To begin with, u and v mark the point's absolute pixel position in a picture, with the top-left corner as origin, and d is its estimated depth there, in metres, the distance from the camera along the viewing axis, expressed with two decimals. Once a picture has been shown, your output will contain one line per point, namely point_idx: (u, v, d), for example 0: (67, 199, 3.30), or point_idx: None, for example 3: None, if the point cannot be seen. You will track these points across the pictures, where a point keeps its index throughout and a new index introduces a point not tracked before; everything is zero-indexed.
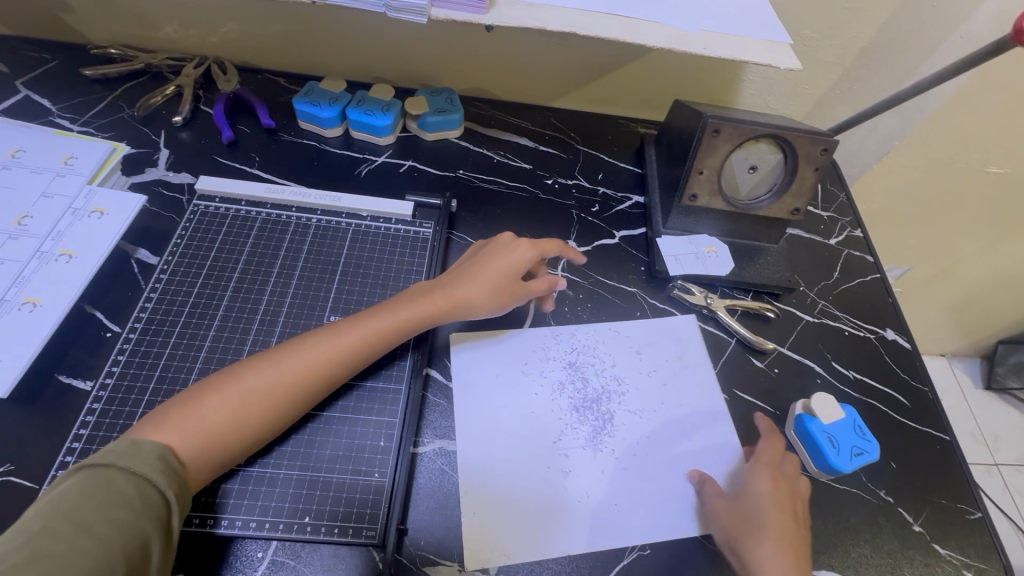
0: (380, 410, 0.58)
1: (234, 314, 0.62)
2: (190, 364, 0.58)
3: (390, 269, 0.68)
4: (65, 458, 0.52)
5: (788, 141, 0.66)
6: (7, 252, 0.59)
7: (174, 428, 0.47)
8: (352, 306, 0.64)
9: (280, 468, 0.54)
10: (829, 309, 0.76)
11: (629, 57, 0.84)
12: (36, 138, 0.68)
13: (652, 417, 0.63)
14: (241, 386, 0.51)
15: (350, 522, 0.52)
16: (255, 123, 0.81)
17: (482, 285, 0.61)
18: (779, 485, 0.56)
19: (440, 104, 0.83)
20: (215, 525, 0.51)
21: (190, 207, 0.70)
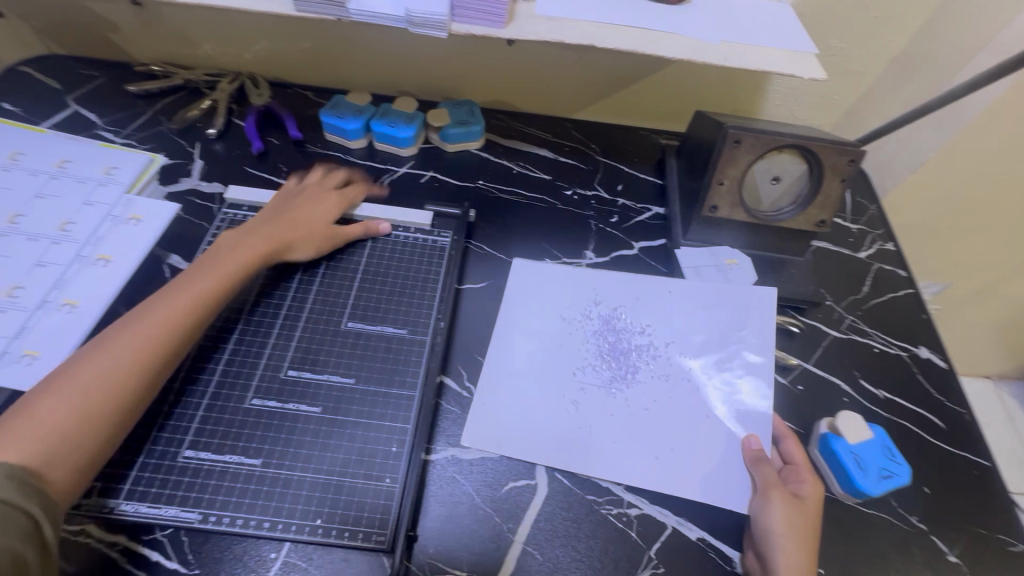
0: (394, 415, 0.59)
1: (255, 318, 0.64)
2: (211, 367, 0.60)
3: (408, 276, 0.69)
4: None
5: (813, 151, 0.65)
6: (50, 256, 0.62)
7: (14, 441, 0.46)
8: (370, 314, 0.66)
9: (295, 470, 0.55)
10: (857, 325, 0.73)
11: (650, 68, 0.84)
12: (82, 150, 0.72)
13: (680, 381, 0.63)
14: (78, 382, 0.50)
15: (360, 525, 0.52)
16: (284, 135, 0.84)
17: (265, 223, 0.67)
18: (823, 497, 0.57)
19: (462, 115, 0.84)
20: (229, 523, 0.52)
21: (219, 214, 0.73)
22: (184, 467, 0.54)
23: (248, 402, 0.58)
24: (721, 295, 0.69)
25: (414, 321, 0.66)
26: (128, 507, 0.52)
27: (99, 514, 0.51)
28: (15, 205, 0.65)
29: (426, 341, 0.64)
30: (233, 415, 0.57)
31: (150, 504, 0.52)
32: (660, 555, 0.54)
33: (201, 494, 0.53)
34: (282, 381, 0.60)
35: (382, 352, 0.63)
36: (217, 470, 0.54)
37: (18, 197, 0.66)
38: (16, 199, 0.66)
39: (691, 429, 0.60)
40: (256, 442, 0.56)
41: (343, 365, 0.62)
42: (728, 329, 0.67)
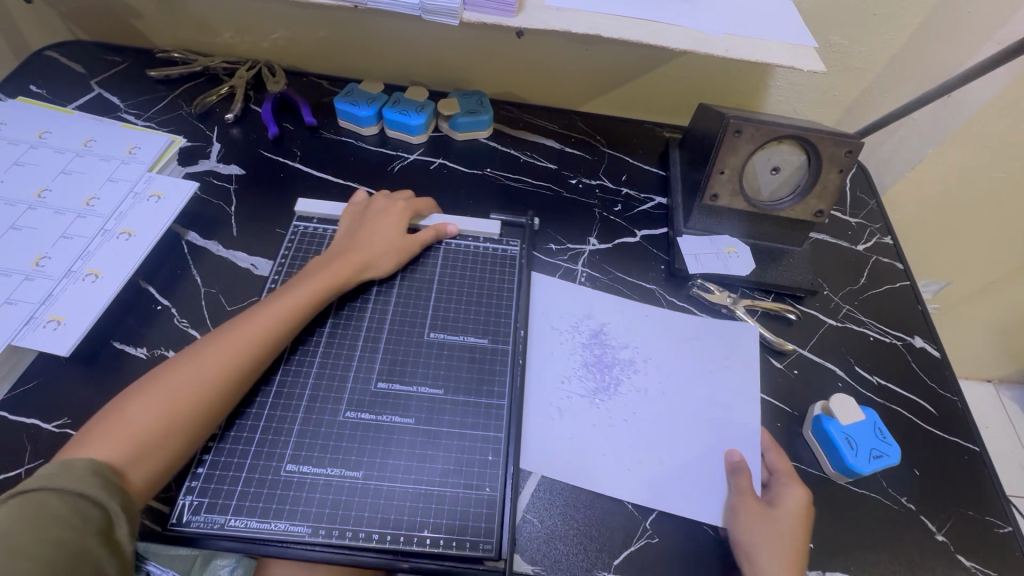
0: (486, 424, 0.59)
1: (337, 333, 0.64)
2: (302, 380, 0.60)
3: (485, 285, 0.70)
4: (190, 482, 0.53)
5: (811, 142, 0.66)
6: (74, 228, 0.65)
7: (104, 439, 0.48)
8: (453, 324, 0.66)
9: (395, 480, 0.55)
10: (853, 314, 0.75)
11: (656, 62, 0.86)
12: (106, 130, 0.75)
13: (659, 396, 0.64)
14: (163, 387, 0.52)
15: (467, 534, 0.53)
16: (298, 121, 0.86)
17: (356, 244, 0.67)
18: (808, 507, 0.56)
19: (471, 105, 0.86)
20: (341, 535, 0.51)
21: (292, 226, 0.73)
22: (288, 480, 0.54)
23: (342, 415, 0.58)
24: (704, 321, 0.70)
25: (495, 331, 0.66)
26: (235, 523, 0.52)
27: (205, 532, 0.51)
28: (43, 180, 0.68)
29: (509, 350, 0.65)
30: (329, 430, 0.57)
31: (260, 518, 0.52)
32: (654, 525, 0.56)
33: (307, 506, 0.53)
34: (373, 393, 0.60)
35: (466, 362, 0.63)
36: (320, 482, 0.54)
37: (45, 172, 0.69)
38: (44, 174, 0.69)
39: (664, 424, 0.62)
40: (356, 454, 0.56)
41: (431, 376, 0.61)
42: (708, 349, 0.68)
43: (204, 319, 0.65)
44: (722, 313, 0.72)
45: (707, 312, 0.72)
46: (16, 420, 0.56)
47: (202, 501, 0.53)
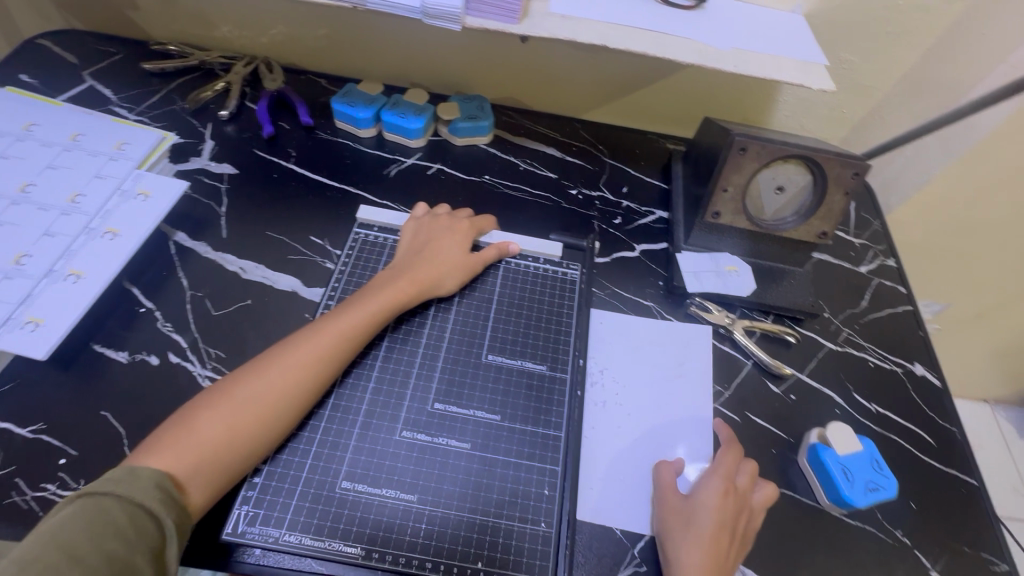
0: (542, 456, 0.57)
1: (396, 350, 0.62)
2: (360, 393, 0.59)
3: (545, 311, 0.68)
4: (246, 493, 0.52)
5: (818, 163, 0.65)
6: (58, 226, 0.63)
7: (173, 451, 0.48)
8: (509, 348, 0.64)
9: (448, 508, 0.53)
10: (853, 339, 0.73)
11: (662, 73, 0.85)
12: (95, 125, 0.73)
13: (616, 411, 0.63)
14: (233, 400, 0.52)
15: (515, 569, 0.51)
16: (295, 120, 0.84)
17: (421, 261, 0.66)
18: (730, 505, 0.54)
19: (472, 110, 0.85)
20: (395, 563, 0.50)
21: (352, 233, 0.73)
22: (343, 499, 0.53)
23: (399, 435, 0.57)
24: (662, 328, 0.70)
25: (554, 357, 0.64)
26: (292, 538, 0.50)
27: (259, 545, 0.50)
28: (27, 175, 0.66)
29: (567, 379, 0.63)
30: (386, 449, 0.56)
31: (315, 536, 0.51)
32: (642, 553, 0.54)
33: (362, 527, 0.51)
34: (430, 415, 0.58)
35: (524, 389, 0.61)
36: (376, 502, 0.53)
37: (30, 166, 0.67)
38: (30, 168, 0.67)
39: (656, 446, 0.61)
40: (412, 477, 0.54)
41: (488, 401, 0.60)
42: (667, 359, 0.67)
43: (189, 323, 0.63)
44: (719, 333, 0.71)
45: (704, 332, 0.71)
46: None
47: (257, 512, 0.51)
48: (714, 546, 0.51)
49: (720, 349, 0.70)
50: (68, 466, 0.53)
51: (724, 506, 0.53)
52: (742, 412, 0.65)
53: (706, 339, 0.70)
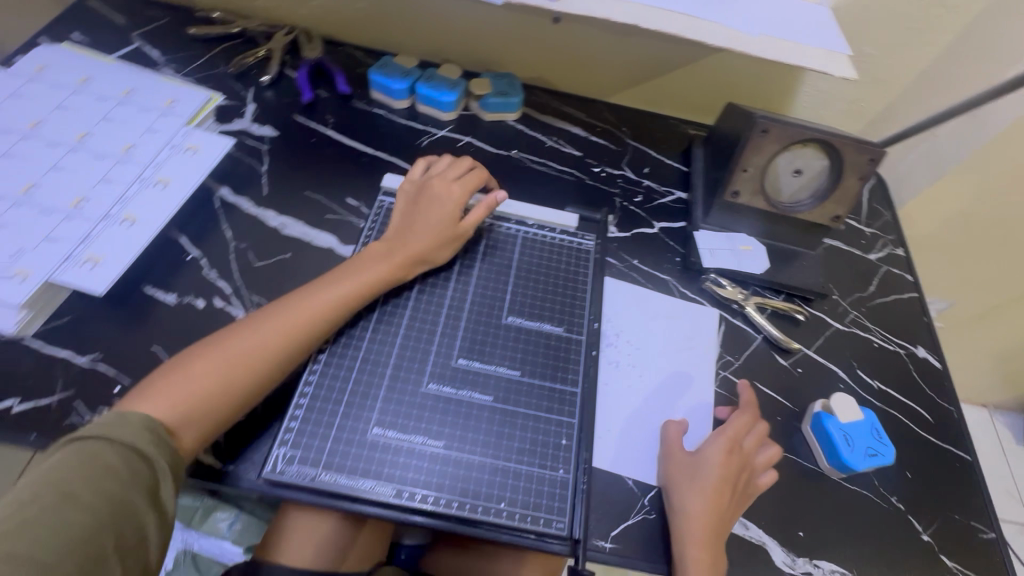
0: (561, 411, 0.58)
1: (421, 307, 0.62)
2: (389, 346, 0.59)
3: (562, 277, 0.67)
4: (282, 435, 0.52)
5: (836, 147, 0.68)
6: (113, 173, 0.66)
7: (161, 400, 0.49)
8: (529, 309, 0.64)
9: (474, 453, 0.54)
10: (860, 320, 0.76)
11: (687, 59, 0.87)
12: (146, 82, 0.76)
13: (632, 374, 0.66)
14: (218, 357, 0.52)
15: (541, 510, 0.52)
16: (332, 89, 0.88)
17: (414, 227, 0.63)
18: (735, 462, 0.57)
19: (503, 86, 0.88)
20: (425, 501, 0.51)
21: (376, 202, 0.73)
22: (375, 443, 0.53)
23: (425, 387, 0.57)
24: (678, 302, 0.73)
25: (570, 320, 0.64)
26: (326, 477, 0.51)
27: (297, 484, 0.50)
28: (84, 125, 0.70)
29: (582, 341, 0.63)
30: (413, 399, 0.56)
31: (348, 477, 0.51)
32: (652, 502, 0.58)
33: (393, 469, 0.52)
34: (454, 369, 0.58)
35: (543, 348, 0.62)
36: (406, 447, 0.53)
37: (87, 118, 0.70)
38: (86, 119, 0.70)
39: (669, 408, 0.64)
40: (438, 424, 0.55)
41: (508, 357, 0.60)
42: (682, 330, 0.71)
43: (233, 272, 0.67)
44: (732, 308, 0.74)
45: (716, 306, 0.74)
46: (49, 352, 0.58)
47: (295, 453, 0.52)
48: (718, 498, 0.55)
49: (732, 322, 0.73)
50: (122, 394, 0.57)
51: (727, 462, 0.57)
52: (751, 381, 0.69)
53: (718, 313, 0.73)
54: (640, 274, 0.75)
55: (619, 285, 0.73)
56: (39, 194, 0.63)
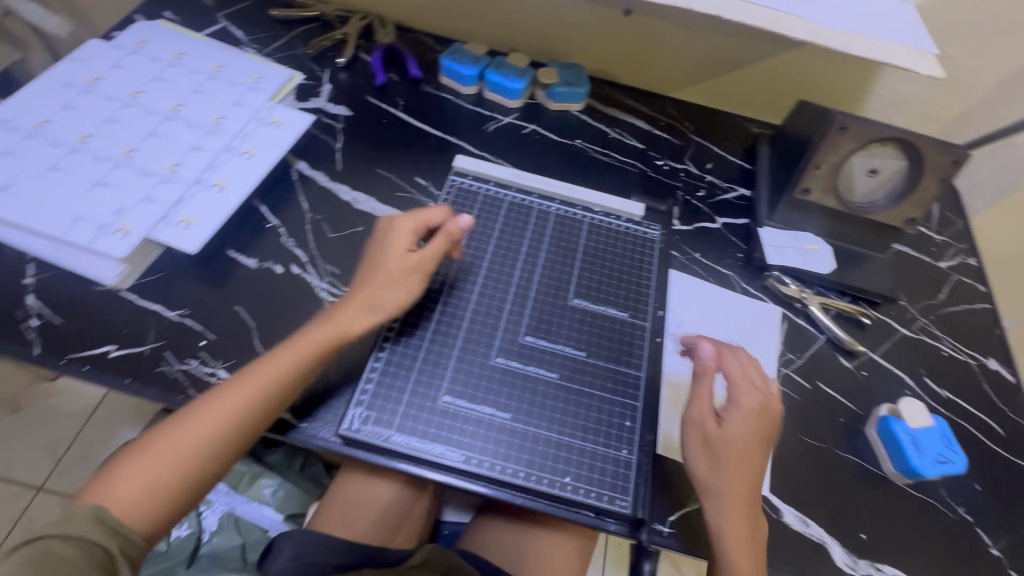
0: (625, 393, 0.59)
1: (490, 285, 0.64)
2: (459, 319, 0.61)
3: (627, 264, 0.68)
4: (359, 396, 0.54)
5: (919, 147, 0.66)
6: (204, 142, 0.70)
7: (118, 485, 0.48)
8: (595, 293, 0.65)
9: (540, 427, 0.55)
10: (928, 328, 0.74)
11: (758, 55, 0.87)
12: (234, 59, 0.80)
13: None
14: (153, 450, 0.49)
15: (605, 488, 0.53)
16: (402, 73, 0.90)
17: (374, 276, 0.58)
18: (756, 430, 0.53)
19: (569, 77, 0.89)
20: (493, 469, 0.52)
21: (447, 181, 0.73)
22: (445, 410, 0.54)
23: (493, 360, 0.58)
24: (740, 298, 0.73)
25: (635, 305, 0.65)
26: (400, 439, 0.52)
27: (372, 443, 0.52)
28: (179, 96, 0.74)
29: (647, 327, 0.63)
30: (483, 370, 0.57)
31: (420, 440, 0.53)
32: None
33: (462, 435, 0.53)
34: (522, 345, 0.60)
35: (608, 331, 0.62)
36: (475, 416, 0.54)
37: (181, 89, 0.75)
38: (180, 91, 0.74)
39: None
40: (507, 397, 0.56)
41: (574, 338, 0.61)
42: (744, 326, 0.70)
43: (309, 241, 0.70)
44: (794, 307, 0.73)
45: (779, 304, 0.73)
46: (142, 306, 0.62)
47: (370, 413, 0.53)
48: (745, 466, 0.53)
49: (794, 321, 0.72)
50: (208, 347, 0.60)
51: (755, 439, 0.53)
52: (814, 380, 0.68)
53: (780, 311, 0.73)
54: (701, 268, 0.75)
55: (682, 278, 0.73)
56: (139, 158, 0.67)
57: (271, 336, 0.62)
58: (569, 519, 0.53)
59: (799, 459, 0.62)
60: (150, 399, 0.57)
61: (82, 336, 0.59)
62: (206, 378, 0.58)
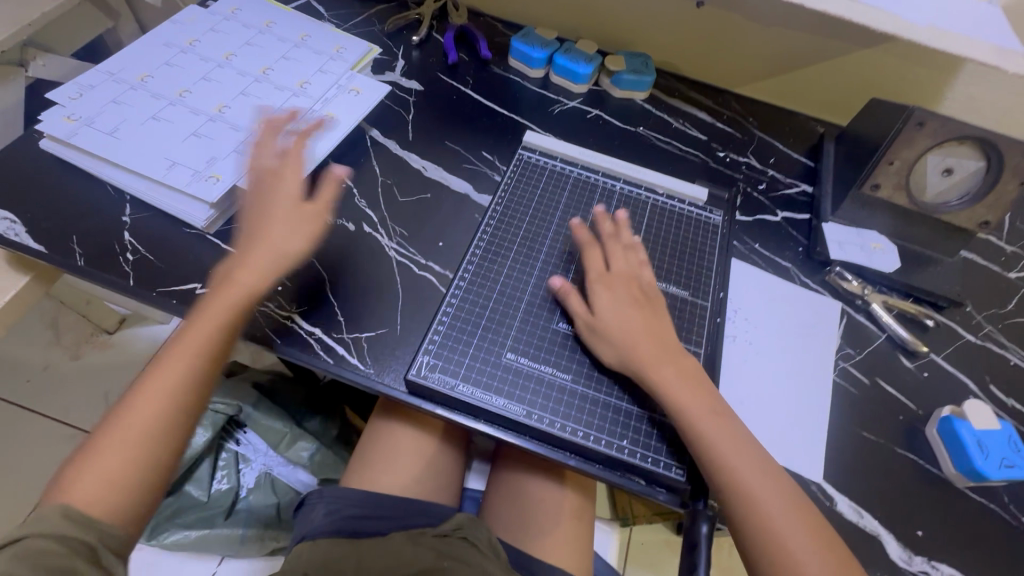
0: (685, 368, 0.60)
1: (556, 255, 0.66)
2: (525, 283, 0.63)
3: (688, 245, 0.70)
4: (426, 345, 0.58)
5: (999, 149, 0.65)
6: (290, 103, 0.74)
7: (74, 486, 0.49)
8: (657, 270, 0.67)
9: (599, 391, 0.57)
10: (995, 336, 0.72)
11: (829, 53, 0.86)
12: (318, 30, 0.84)
13: (749, 349, 0.66)
14: (100, 432, 0.52)
15: (661, 455, 0.54)
16: (472, 54, 0.93)
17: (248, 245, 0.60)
18: (624, 299, 0.59)
19: (636, 65, 0.90)
20: (553, 426, 0.54)
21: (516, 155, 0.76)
22: (509, 367, 0.57)
23: (555, 324, 0.61)
24: (800, 291, 0.72)
25: (696, 286, 0.66)
26: (465, 388, 0.56)
27: (438, 390, 0.56)
28: (268, 61, 0.78)
29: (707, 307, 0.65)
30: (544, 332, 0.60)
31: (484, 391, 0.56)
32: None
33: (524, 392, 0.56)
34: None
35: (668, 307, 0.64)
36: (536, 375, 0.57)
37: (270, 54, 0.79)
38: (269, 56, 0.79)
39: (785, 386, 0.64)
40: (568, 359, 0.58)
41: None
42: (802, 317, 0.70)
43: (380, 203, 0.73)
44: (855, 303, 0.72)
45: (839, 299, 0.72)
46: (225, 250, 0.65)
47: (437, 362, 0.57)
48: (643, 312, 0.59)
49: (854, 317, 0.71)
50: (284, 293, 0.63)
51: (625, 306, 0.59)
52: (873, 377, 0.67)
53: (840, 306, 0.72)
54: (759, 259, 0.75)
55: (742, 266, 0.73)
56: (230, 114, 0.71)
57: (342, 288, 0.65)
58: (620, 485, 0.54)
59: (855, 452, 0.61)
60: None
61: (172, 273, 0.63)
62: (283, 321, 0.62)
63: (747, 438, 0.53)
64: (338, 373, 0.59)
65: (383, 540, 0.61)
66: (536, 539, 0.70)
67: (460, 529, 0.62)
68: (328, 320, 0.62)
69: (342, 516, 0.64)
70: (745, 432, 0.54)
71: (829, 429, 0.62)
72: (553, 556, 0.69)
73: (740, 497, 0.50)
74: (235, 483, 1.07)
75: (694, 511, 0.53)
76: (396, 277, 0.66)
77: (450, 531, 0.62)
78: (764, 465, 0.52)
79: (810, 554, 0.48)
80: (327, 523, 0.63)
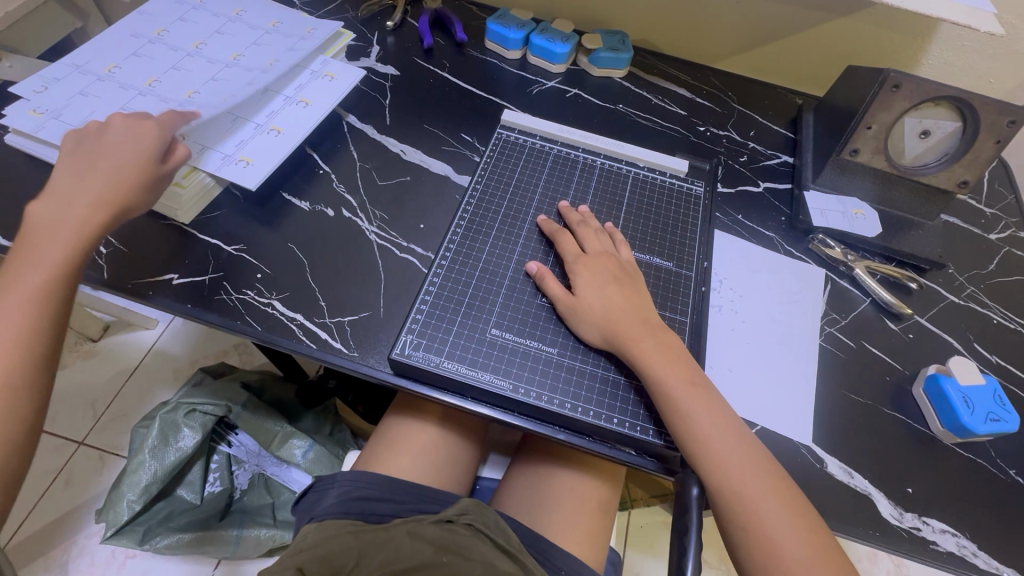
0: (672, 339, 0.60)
1: (537, 229, 0.66)
2: (507, 259, 0.63)
3: (670, 218, 0.69)
4: (410, 325, 0.57)
5: (972, 107, 0.65)
6: (262, 88, 0.73)
7: None
8: (639, 243, 0.67)
9: (586, 363, 0.57)
10: (978, 296, 0.73)
11: (804, 24, 0.86)
12: (289, 16, 0.83)
13: (733, 318, 0.66)
14: None
15: (648, 422, 0.54)
16: (448, 38, 0.92)
17: (92, 199, 0.56)
18: (606, 278, 0.59)
19: (613, 42, 0.89)
20: (539, 399, 0.54)
21: (494, 135, 0.76)
22: (494, 342, 0.57)
23: (539, 299, 0.60)
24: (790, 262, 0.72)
25: (679, 257, 0.66)
26: (449, 365, 0.55)
27: (422, 368, 0.55)
28: (238, 47, 0.77)
29: (692, 276, 0.65)
30: (529, 306, 0.59)
31: (469, 367, 0.55)
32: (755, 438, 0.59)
33: (510, 367, 0.55)
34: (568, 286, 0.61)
35: (652, 278, 0.64)
36: (522, 350, 0.57)
37: (240, 41, 0.78)
38: (239, 42, 0.77)
39: (770, 352, 0.64)
40: (554, 332, 0.58)
41: None
42: (789, 285, 0.70)
43: (359, 188, 0.72)
44: (838, 270, 0.72)
45: (822, 266, 0.73)
46: (202, 241, 0.64)
47: (420, 341, 0.56)
48: (622, 291, 0.59)
49: (838, 283, 0.71)
50: (264, 280, 0.62)
51: (607, 285, 0.58)
52: (859, 340, 0.67)
53: (824, 273, 0.72)
54: (744, 231, 0.75)
55: (726, 237, 0.73)
56: (201, 100, 0.70)
57: (323, 274, 0.64)
58: (610, 457, 0.54)
59: (843, 414, 0.61)
60: (211, 324, 0.60)
61: (148, 265, 0.62)
62: (264, 308, 0.61)
63: (726, 411, 0.53)
64: (323, 358, 0.58)
65: (386, 531, 0.58)
66: (539, 522, 0.69)
67: (465, 516, 0.60)
68: (310, 306, 0.61)
69: (351, 498, 0.63)
70: (722, 400, 0.54)
71: (817, 393, 0.62)
72: (556, 536, 0.68)
73: (713, 467, 0.50)
74: (227, 485, 1.07)
75: (683, 476, 0.53)
76: (378, 261, 0.65)
77: (456, 517, 0.59)
78: (742, 434, 0.52)
79: (781, 520, 0.48)
80: (337, 505, 0.63)
